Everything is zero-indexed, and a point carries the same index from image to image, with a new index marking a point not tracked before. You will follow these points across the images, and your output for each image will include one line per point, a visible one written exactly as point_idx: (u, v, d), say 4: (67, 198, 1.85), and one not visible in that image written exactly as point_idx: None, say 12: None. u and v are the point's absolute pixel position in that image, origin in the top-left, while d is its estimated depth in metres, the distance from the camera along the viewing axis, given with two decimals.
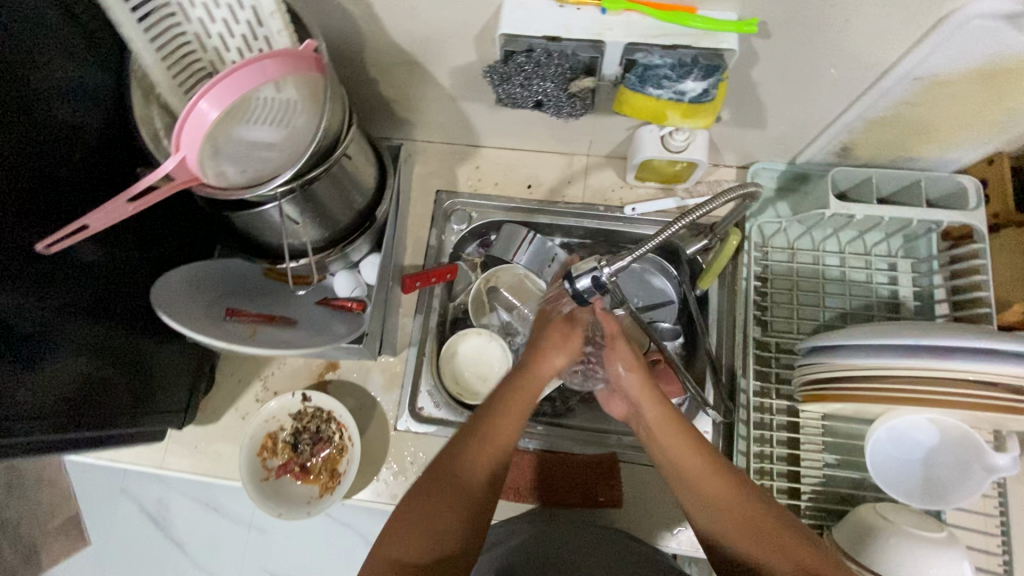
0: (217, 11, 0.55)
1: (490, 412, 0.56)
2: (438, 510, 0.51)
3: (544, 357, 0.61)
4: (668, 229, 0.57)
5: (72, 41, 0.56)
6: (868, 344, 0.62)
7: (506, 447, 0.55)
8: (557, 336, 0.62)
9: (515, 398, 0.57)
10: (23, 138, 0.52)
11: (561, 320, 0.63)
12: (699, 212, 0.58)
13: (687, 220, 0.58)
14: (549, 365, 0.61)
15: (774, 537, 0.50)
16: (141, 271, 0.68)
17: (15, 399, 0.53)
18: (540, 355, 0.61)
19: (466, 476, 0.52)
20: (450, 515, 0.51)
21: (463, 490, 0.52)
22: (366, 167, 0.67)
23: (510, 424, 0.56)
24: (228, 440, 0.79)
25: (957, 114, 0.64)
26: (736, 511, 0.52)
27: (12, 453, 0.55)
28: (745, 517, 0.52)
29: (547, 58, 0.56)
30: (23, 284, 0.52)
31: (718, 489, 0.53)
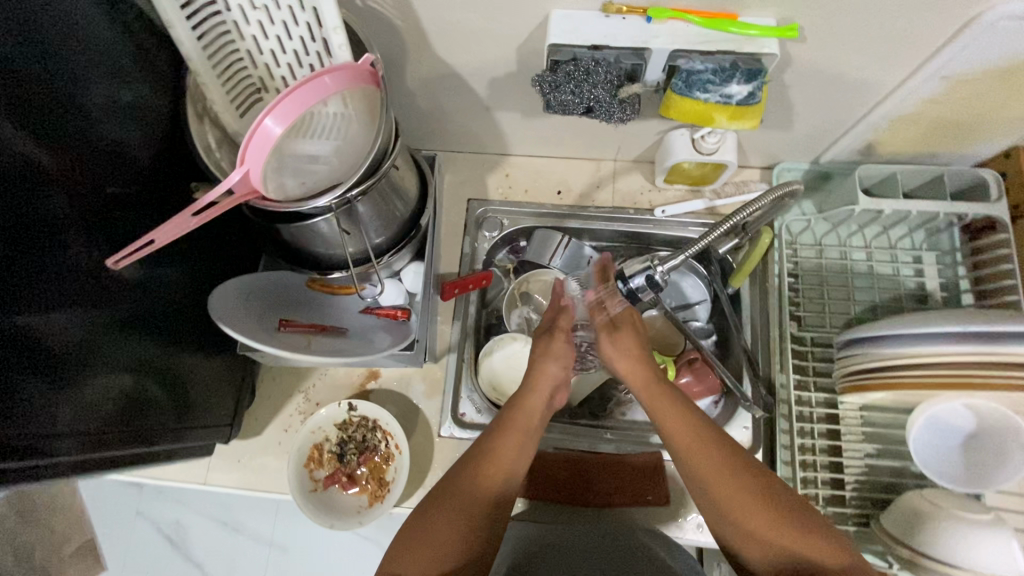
0: (270, 28, 0.56)
1: (492, 433, 0.61)
2: (438, 527, 0.53)
3: (541, 371, 0.66)
4: (714, 232, 0.63)
5: (125, 61, 0.56)
6: (913, 332, 0.64)
7: (505, 467, 0.58)
8: (557, 347, 0.67)
9: (513, 422, 0.61)
10: (81, 158, 0.52)
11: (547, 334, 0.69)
12: (743, 215, 0.64)
13: (728, 225, 0.64)
14: (546, 378, 0.65)
15: (770, 527, 0.52)
16: (189, 287, 0.69)
17: (68, 418, 0.52)
18: (538, 368, 0.66)
19: (469, 496, 0.55)
20: (449, 531, 0.53)
21: (468, 509, 0.55)
22: (409, 178, 0.68)
23: (508, 445, 0.59)
24: (272, 453, 0.79)
25: (980, 110, 0.66)
26: (736, 499, 0.54)
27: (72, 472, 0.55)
28: (744, 505, 0.53)
29: (595, 66, 0.58)
30: (73, 302, 0.52)
31: (724, 486, 0.55)
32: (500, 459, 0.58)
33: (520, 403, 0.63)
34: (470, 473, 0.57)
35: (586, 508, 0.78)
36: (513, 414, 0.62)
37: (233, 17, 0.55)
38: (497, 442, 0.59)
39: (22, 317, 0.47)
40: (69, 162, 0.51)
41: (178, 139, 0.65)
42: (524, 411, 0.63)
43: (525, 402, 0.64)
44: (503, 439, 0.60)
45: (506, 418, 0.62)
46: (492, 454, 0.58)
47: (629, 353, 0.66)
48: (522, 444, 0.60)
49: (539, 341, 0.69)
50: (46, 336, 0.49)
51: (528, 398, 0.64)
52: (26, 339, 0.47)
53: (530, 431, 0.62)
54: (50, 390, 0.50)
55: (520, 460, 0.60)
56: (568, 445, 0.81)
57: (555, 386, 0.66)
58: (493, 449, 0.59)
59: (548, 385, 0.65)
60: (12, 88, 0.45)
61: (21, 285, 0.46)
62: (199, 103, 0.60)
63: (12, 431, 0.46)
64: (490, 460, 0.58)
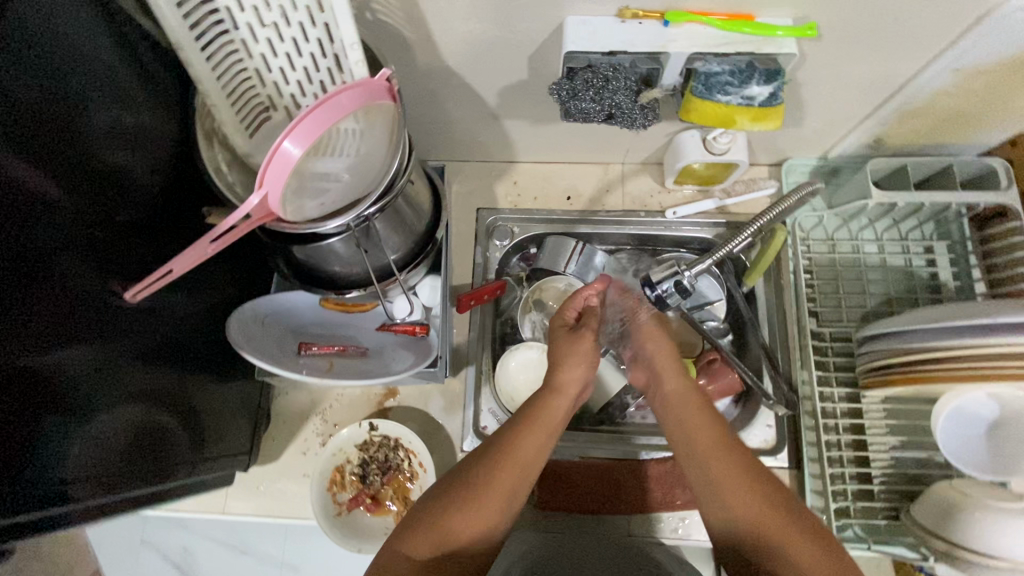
0: (280, 45, 0.55)
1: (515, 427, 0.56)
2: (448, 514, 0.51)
3: (563, 372, 0.61)
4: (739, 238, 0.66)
5: (132, 86, 0.55)
6: (938, 327, 0.64)
7: (524, 465, 0.54)
8: (584, 347, 0.63)
9: (538, 419, 0.57)
10: (92, 189, 0.51)
11: (567, 331, 0.65)
12: (772, 214, 0.66)
13: (759, 223, 0.66)
14: (571, 384, 0.61)
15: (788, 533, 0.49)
16: (203, 314, 0.67)
17: (86, 459, 0.51)
18: (560, 374, 0.61)
19: (478, 491, 0.52)
20: (457, 518, 0.51)
21: (474, 501, 0.52)
22: (422, 191, 0.67)
23: (530, 442, 0.55)
24: (292, 477, 0.77)
25: (989, 100, 0.67)
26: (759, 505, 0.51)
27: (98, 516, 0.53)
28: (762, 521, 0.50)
29: (614, 72, 0.56)
30: (90, 336, 0.51)
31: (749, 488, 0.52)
32: (520, 453, 0.54)
33: (544, 404, 0.58)
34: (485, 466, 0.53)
35: (617, 515, 0.77)
36: (539, 413, 0.58)
37: (242, 35, 0.54)
38: (518, 436, 0.55)
39: (36, 357, 0.45)
40: (82, 195, 0.50)
41: (189, 164, 0.64)
42: (548, 411, 0.58)
43: (550, 403, 0.59)
44: (526, 434, 0.55)
45: (532, 413, 0.57)
46: (512, 449, 0.54)
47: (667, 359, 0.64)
48: (545, 443, 0.56)
49: (561, 337, 0.65)
50: (61, 376, 0.48)
51: (553, 399, 0.59)
52: (40, 379, 0.45)
53: (553, 431, 0.58)
54: (67, 431, 0.48)
55: (540, 457, 0.56)
56: (593, 453, 0.80)
57: (579, 388, 0.62)
58: (513, 442, 0.55)
59: (574, 387, 0.61)
60: (26, 123, 0.44)
61: (31, 323, 0.45)
62: (208, 125, 0.58)
63: (30, 476, 0.45)
64: (507, 454, 0.54)
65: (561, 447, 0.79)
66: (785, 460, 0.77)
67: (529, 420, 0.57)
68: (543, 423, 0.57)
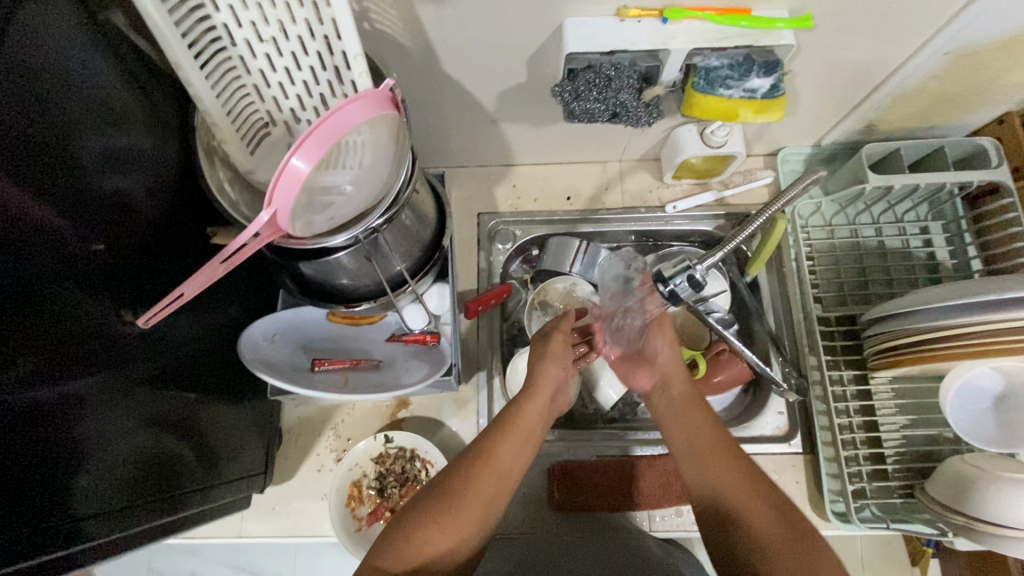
0: (279, 60, 0.54)
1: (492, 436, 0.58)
2: (419, 525, 0.51)
3: (542, 372, 0.64)
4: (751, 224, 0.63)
5: (131, 109, 0.54)
6: (943, 305, 0.65)
7: (500, 469, 0.55)
8: (556, 348, 0.66)
9: (513, 424, 0.59)
10: (93, 215, 0.49)
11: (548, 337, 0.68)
12: (781, 202, 0.65)
13: (770, 211, 0.64)
14: (548, 381, 0.63)
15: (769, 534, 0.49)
16: (209, 336, 0.66)
17: (97, 492, 0.49)
18: (540, 371, 0.64)
19: (456, 501, 0.53)
20: (428, 530, 0.51)
21: (448, 511, 0.52)
22: (427, 199, 0.66)
23: (507, 450, 0.57)
24: (308, 495, 0.76)
25: (978, 81, 0.68)
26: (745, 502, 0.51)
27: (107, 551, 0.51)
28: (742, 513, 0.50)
29: (615, 71, 0.57)
30: (89, 366, 0.49)
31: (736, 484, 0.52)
32: (495, 457, 0.56)
33: (520, 408, 0.60)
34: (462, 474, 0.54)
35: (636, 510, 0.77)
36: (515, 418, 0.59)
37: (240, 51, 0.53)
38: (493, 444, 0.57)
39: (45, 390, 0.44)
40: (83, 221, 0.49)
41: (190, 184, 0.63)
42: (525, 415, 0.60)
43: (526, 407, 0.60)
44: (501, 439, 0.57)
45: (508, 419, 0.59)
46: (487, 456, 0.55)
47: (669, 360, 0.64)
48: (521, 447, 0.58)
49: (537, 343, 0.68)
50: (71, 407, 0.47)
51: (532, 400, 0.61)
52: (46, 411, 0.44)
53: (530, 435, 0.59)
54: (77, 463, 0.47)
55: (519, 462, 0.57)
56: (610, 451, 0.80)
57: (557, 387, 0.64)
58: (488, 447, 0.56)
59: (551, 387, 0.63)
60: (29, 153, 0.42)
61: (39, 355, 0.44)
62: (209, 144, 0.57)
63: (42, 510, 0.44)
64: (484, 463, 0.55)
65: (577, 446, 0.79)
66: (799, 445, 0.77)
67: (505, 427, 0.59)
68: (519, 428, 0.59)
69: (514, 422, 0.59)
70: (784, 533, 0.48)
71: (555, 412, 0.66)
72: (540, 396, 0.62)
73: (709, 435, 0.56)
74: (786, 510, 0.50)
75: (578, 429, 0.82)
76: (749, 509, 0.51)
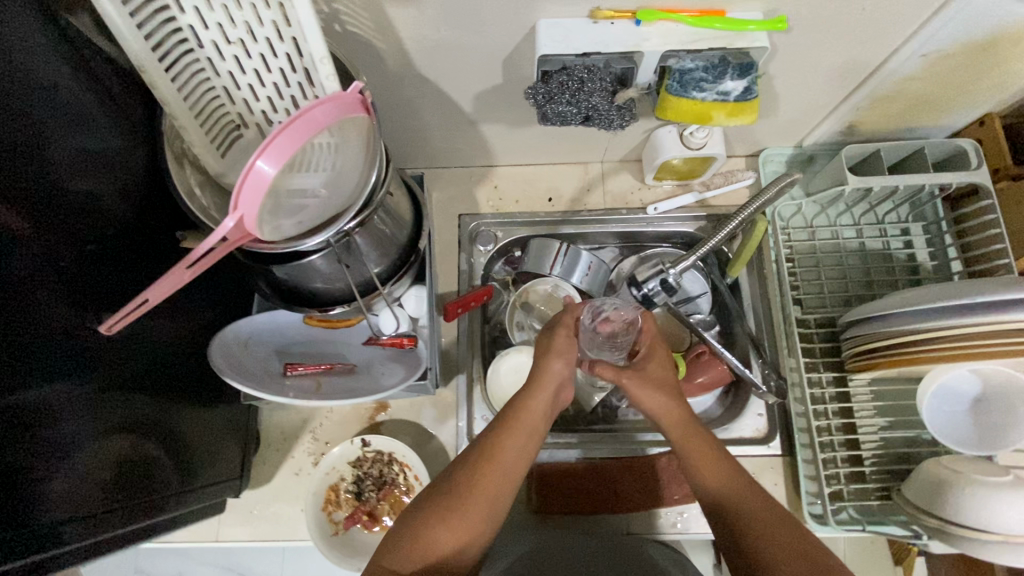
0: (247, 62, 0.53)
1: (497, 435, 0.58)
2: (429, 528, 0.53)
3: (544, 368, 0.61)
4: (727, 228, 0.68)
5: (96, 112, 0.53)
6: (921, 308, 0.64)
7: (504, 468, 0.56)
8: (562, 343, 0.63)
9: (516, 421, 0.59)
10: (57, 221, 0.49)
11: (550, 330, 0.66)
12: (755, 205, 0.68)
13: (747, 214, 0.67)
14: (552, 377, 0.61)
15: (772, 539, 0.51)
16: (184, 340, 0.65)
17: (68, 498, 0.48)
18: (542, 366, 0.62)
19: (461, 503, 0.54)
20: (439, 533, 0.52)
21: (457, 511, 0.53)
22: (403, 202, 0.66)
23: (511, 447, 0.57)
24: (285, 499, 0.76)
25: (956, 83, 0.68)
26: (745, 509, 0.54)
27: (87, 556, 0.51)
28: (746, 518, 0.53)
29: (589, 73, 0.56)
30: (59, 373, 0.48)
31: (734, 491, 0.55)
32: (499, 456, 0.56)
33: (523, 404, 0.60)
34: (468, 475, 0.55)
35: (614, 514, 0.77)
36: (517, 415, 0.59)
37: (207, 53, 0.52)
38: (497, 443, 0.57)
39: (13, 397, 0.43)
40: (47, 228, 0.48)
41: (161, 188, 0.62)
42: (528, 412, 0.60)
43: (528, 403, 0.60)
44: (506, 438, 0.57)
45: (511, 418, 0.59)
46: (492, 457, 0.56)
47: (665, 375, 0.63)
48: (525, 444, 0.58)
49: (541, 337, 0.66)
50: (40, 414, 0.46)
51: (535, 395, 0.61)
52: (19, 418, 0.44)
53: (533, 432, 0.59)
54: (49, 468, 0.46)
55: (523, 458, 0.58)
56: (590, 453, 0.80)
57: (559, 383, 0.62)
58: (493, 446, 0.57)
59: (553, 383, 0.61)
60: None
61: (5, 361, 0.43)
62: (177, 147, 0.57)
63: (15, 516, 0.43)
64: (489, 461, 0.56)
65: (557, 449, 0.79)
66: (778, 447, 0.78)
67: (508, 422, 0.59)
68: (521, 424, 0.59)
69: (517, 420, 0.59)
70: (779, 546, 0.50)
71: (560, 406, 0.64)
72: (543, 387, 0.61)
73: (711, 458, 0.57)
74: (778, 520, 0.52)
75: (559, 431, 0.82)
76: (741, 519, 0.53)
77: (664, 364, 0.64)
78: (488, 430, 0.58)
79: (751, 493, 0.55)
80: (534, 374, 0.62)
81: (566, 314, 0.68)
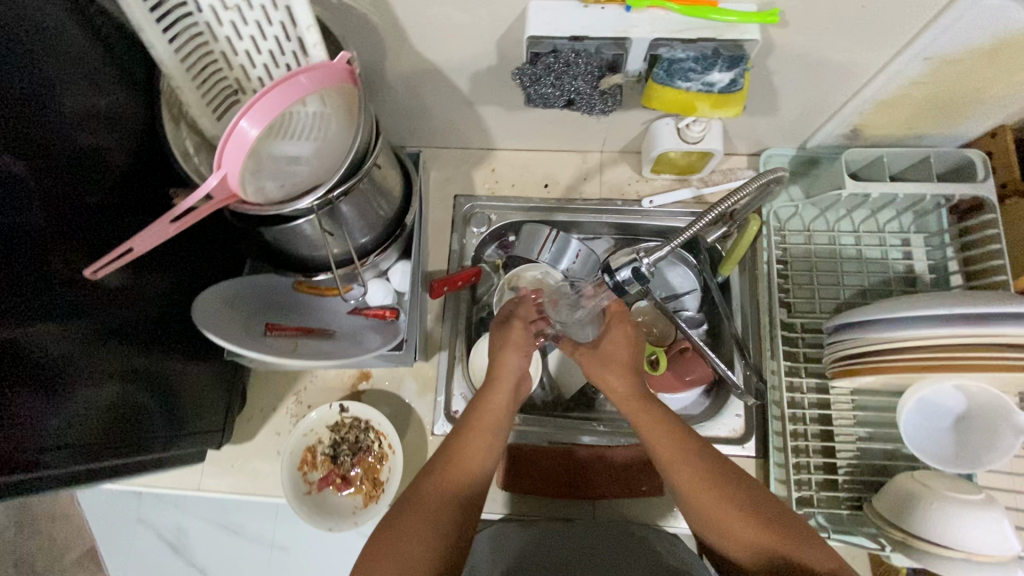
0: (244, 28, 0.55)
1: (459, 438, 0.60)
2: (405, 534, 0.52)
3: (500, 364, 0.65)
4: (697, 222, 0.64)
5: (100, 69, 0.55)
6: (907, 316, 0.62)
7: (470, 474, 0.58)
8: (516, 336, 0.67)
9: (476, 426, 0.61)
10: (58, 170, 0.51)
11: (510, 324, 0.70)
12: (728, 202, 0.65)
13: (715, 211, 0.65)
14: (508, 372, 0.65)
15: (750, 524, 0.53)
16: (179, 295, 0.68)
17: (63, 432, 0.51)
18: (499, 363, 0.65)
19: (430, 506, 0.55)
20: (415, 539, 0.52)
21: (428, 515, 0.54)
22: (392, 175, 0.67)
23: (474, 445, 0.60)
24: (266, 457, 0.80)
25: (964, 89, 0.65)
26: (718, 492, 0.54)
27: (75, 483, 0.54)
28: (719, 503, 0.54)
29: (576, 58, 0.57)
30: (55, 314, 0.50)
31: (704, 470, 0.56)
32: (463, 462, 0.58)
33: (482, 406, 0.62)
34: (435, 476, 0.57)
35: (582, 500, 0.77)
36: (478, 416, 0.62)
37: (205, 18, 0.54)
38: (459, 445, 0.59)
39: (9, 332, 0.45)
40: (50, 174, 0.50)
41: (159, 147, 0.64)
42: (488, 410, 0.62)
43: (487, 403, 0.63)
44: (466, 443, 0.60)
45: (470, 420, 0.61)
46: (456, 455, 0.59)
47: (621, 352, 0.65)
48: (490, 445, 0.60)
49: (498, 331, 0.70)
50: (29, 352, 0.48)
51: (493, 395, 0.63)
52: (16, 353, 0.46)
53: (495, 429, 0.62)
54: (39, 400, 0.48)
55: (489, 460, 0.60)
56: (562, 439, 0.81)
57: (517, 376, 0.65)
58: (457, 457, 0.59)
59: (511, 377, 0.65)
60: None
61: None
62: (176, 109, 0.59)
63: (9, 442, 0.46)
64: (452, 462, 0.58)
65: (531, 432, 0.80)
66: (752, 449, 0.77)
67: (468, 420, 0.62)
68: (482, 423, 0.62)
69: (476, 420, 0.62)
70: (762, 539, 0.52)
71: (523, 398, 0.68)
72: (503, 382, 0.64)
73: (675, 439, 0.58)
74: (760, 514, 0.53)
75: (535, 414, 0.84)
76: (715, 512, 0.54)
77: (619, 341, 0.66)
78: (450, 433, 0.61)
79: (721, 473, 0.56)
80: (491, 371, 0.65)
81: (517, 309, 0.72)
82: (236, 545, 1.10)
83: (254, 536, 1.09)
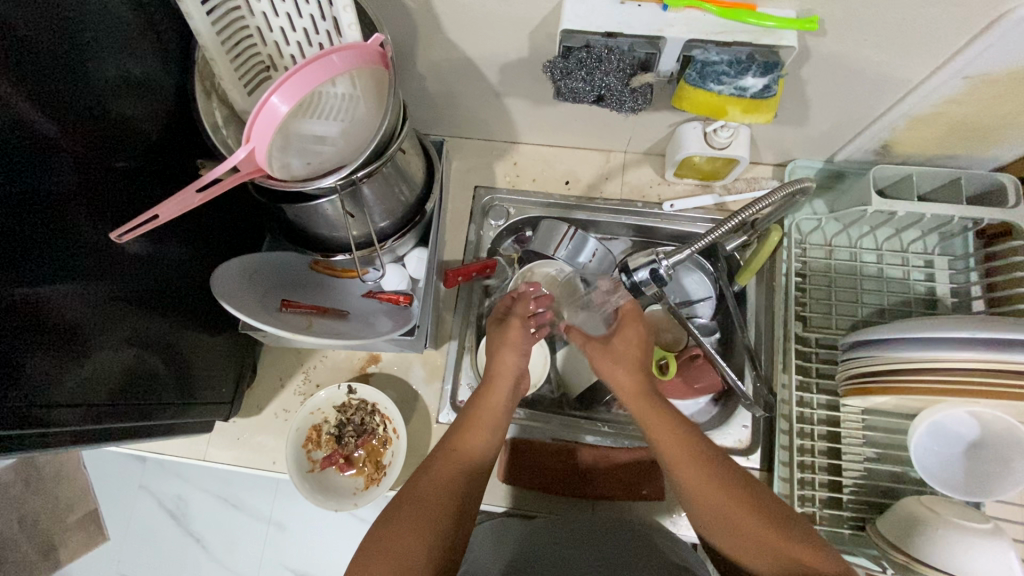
0: (281, 5, 0.55)
1: (455, 436, 0.63)
2: (402, 529, 0.53)
3: (498, 360, 0.69)
4: (718, 229, 0.65)
5: (136, 36, 0.56)
6: (926, 338, 0.61)
7: (471, 463, 0.61)
8: (513, 335, 0.71)
9: (476, 419, 0.65)
10: (88, 132, 0.52)
11: (518, 318, 0.73)
12: (748, 212, 0.65)
13: (734, 222, 0.65)
14: (506, 368, 0.69)
15: (750, 524, 0.54)
16: (199, 266, 0.69)
17: (77, 390, 0.52)
18: (497, 362, 0.69)
19: (428, 500, 0.56)
20: (413, 535, 0.52)
21: (425, 508, 0.55)
22: (415, 162, 0.67)
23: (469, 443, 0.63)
24: (271, 433, 0.81)
25: (1002, 112, 0.64)
26: (710, 494, 0.56)
27: (81, 439, 0.55)
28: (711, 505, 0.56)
29: (608, 54, 0.57)
30: (79, 274, 0.51)
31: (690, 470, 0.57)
32: (463, 455, 0.61)
33: (481, 402, 0.66)
34: (430, 471, 0.59)
35: (581, 498, 0.77)
36: (476, 412, 0.65)
37: None
38: (458, 441, 0.62)
39: (31, 289, 0.46)
40: (82, 137, 0.51)
41: (188, 117, 0.65)
42: (487, 407, 0.66)
43: (487, 400, 0.67)
44: (467, 435, 0.63)
45: (469, 415, 0.65)
46: (455, 452, 0.61)
47: (629, 348, 0.69)
48: (487, 439, 0.64)
49: (495, 330, 0.73)
50: (49, 310, 0.48)
51: (493, 392, 0.67)
52: (35, 310, 0.47)
53: (493, 424, 0.65)
54: (54, 359, 0.49)
55: (486, 453, 0.63)
56: (565, 437, 0.80)
57: (515, 374, 0.69)
58: (456, 451, 0.62)
59: (510, 374, 0.69)
60: (14, 53, 0.44)
61: (16, 257, 0.45)
62: (208, 80, 0.59)
63: (24, 392, 0.47)
64: (450, 457, 0.61)
65: (534, 427, 0.81)
66: (757, 461, 0.77)
67: (467, 419, 0.65)
68: (481, 420, 0.65)
69: (474, 418, 0.65)
70: (769, 536, 0.53)
71: (518, 397, 0.72)
72: (501, 379, 0.68)
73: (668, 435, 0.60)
74: (747, 491, 0.56)
75: (540, 411, 0.84)
76: (719, 505, 0.55)
77: (629, 340, 0.70)
78: (449, 432, 0.64)
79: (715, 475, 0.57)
80: (489, 371, 0.69)
81: (515, 304, 0.76)
82: (235, 517, 1.12)
83: (254, 512, 1.12)
